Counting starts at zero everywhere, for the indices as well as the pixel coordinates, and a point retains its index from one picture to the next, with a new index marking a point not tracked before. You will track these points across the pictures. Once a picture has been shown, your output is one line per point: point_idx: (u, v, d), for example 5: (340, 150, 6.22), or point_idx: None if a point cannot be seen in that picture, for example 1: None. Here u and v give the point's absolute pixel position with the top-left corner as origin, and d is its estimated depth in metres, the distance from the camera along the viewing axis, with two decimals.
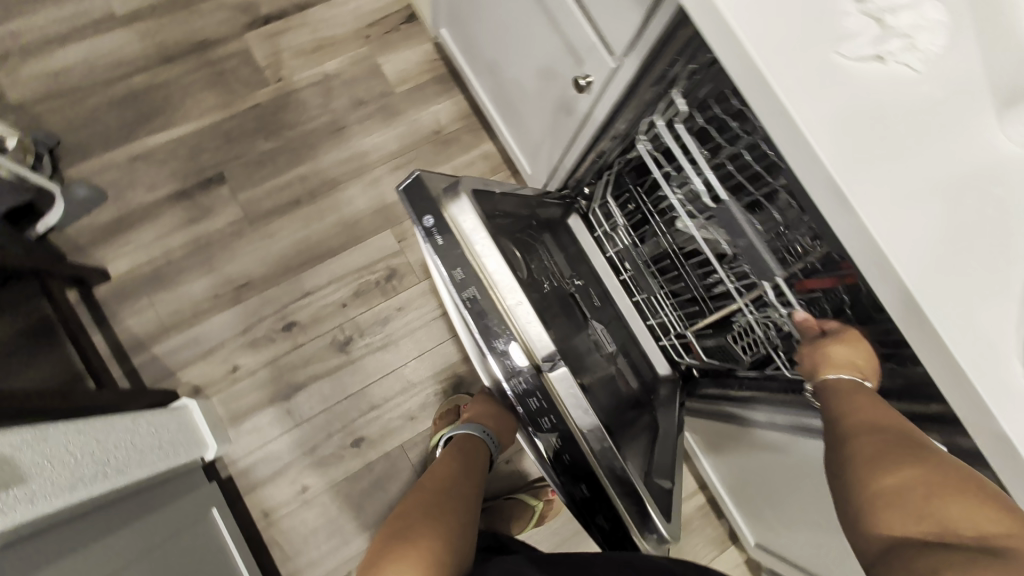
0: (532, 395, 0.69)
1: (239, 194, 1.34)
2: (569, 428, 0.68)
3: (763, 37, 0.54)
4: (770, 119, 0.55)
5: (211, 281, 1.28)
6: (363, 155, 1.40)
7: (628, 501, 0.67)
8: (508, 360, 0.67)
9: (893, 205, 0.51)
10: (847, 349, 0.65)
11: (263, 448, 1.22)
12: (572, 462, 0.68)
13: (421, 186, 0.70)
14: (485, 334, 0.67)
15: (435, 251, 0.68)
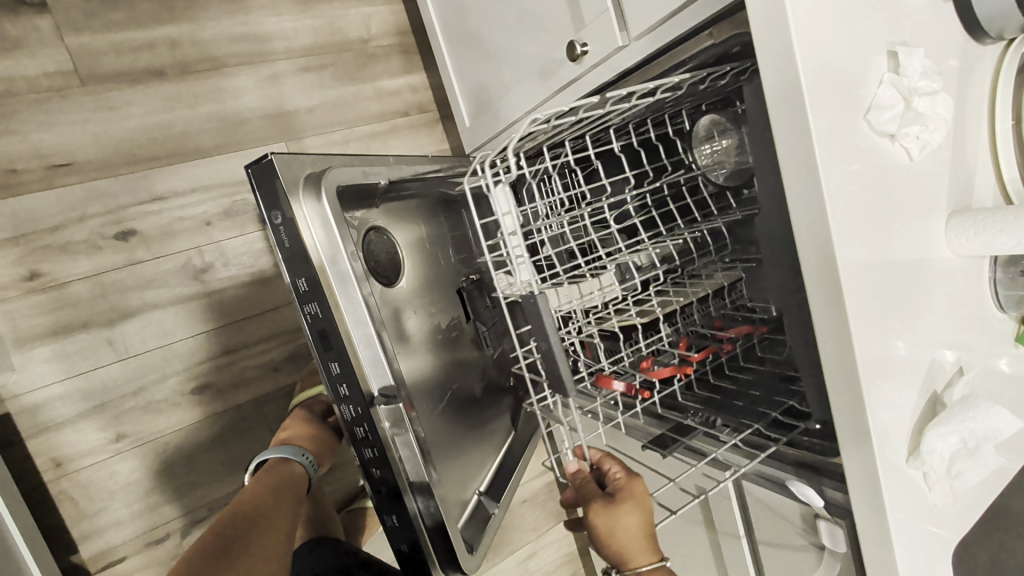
0: (359, 424, 0.64)
1: (70, 37, 0.96)
2: (390, 464, 0.64)
3: (820, 85, 0.49)
4: (790, 158, 0.51)
5: (6, 148, 0.92)
6: (263, 39, 1.11)
7: (438, 540, 0.68)
8: (341, 387, 0.63)
9: (868, 289, 0.53)
10: (639, 518, 0.64)
11: (63, 383, 0.95)
12: (387, 495, 0.67)
13: (272, 171, 0.59)
14: (323, 354, 0.62)
15: (282, 251, 0.60)
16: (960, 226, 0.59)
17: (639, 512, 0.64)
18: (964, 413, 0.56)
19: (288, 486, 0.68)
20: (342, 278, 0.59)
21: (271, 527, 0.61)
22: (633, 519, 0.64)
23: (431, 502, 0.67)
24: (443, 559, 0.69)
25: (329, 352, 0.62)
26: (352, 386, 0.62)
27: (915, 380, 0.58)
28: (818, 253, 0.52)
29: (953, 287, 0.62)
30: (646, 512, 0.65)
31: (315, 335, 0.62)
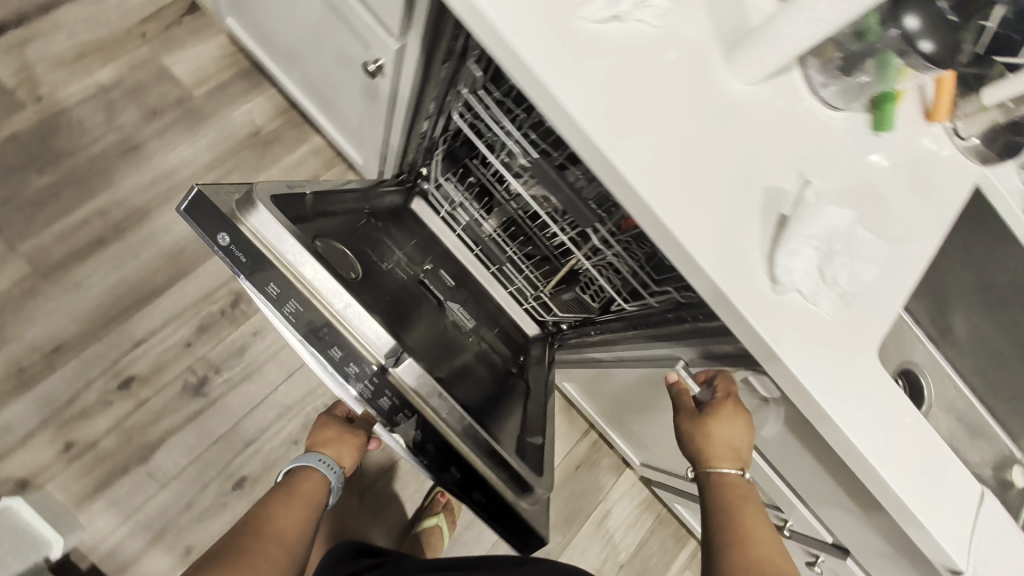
0: (381, 395, 0.70)
1: (21, 245, 1.14)
2: (424, 414, 0.70)
3: (509, 14, 0.53)
4: (526, 86, 0.54)
5: (9, 355, 1.09)
6: (171, 173, 1.26)
7: (499, 468, 0.73)
8: (349, 368, 0.69)
9: (649, 159, 0.56)
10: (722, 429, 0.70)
11: (126, 523, 1.09)
12: (437, 450, 0.71)
13: (207, 204, 0.68)
14: (319, 345, 0.69)
15: (243, 271, 0.68)
16: (736, 58, 0.60)
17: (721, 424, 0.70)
18: (799, 225, 0.57)
19: (306, 494, 0.77)
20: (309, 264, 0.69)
21: (281, 534, 0.70)
22: (719, 427, 0.69)
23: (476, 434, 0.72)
24: (514, 486, 0.74)
25: (324, 340, 0.69)
26: (360, 359, 0.69)
27: (752, 214, 0.58)
28: (592, 151, 0.55)
29: (771, 109, 0.62)
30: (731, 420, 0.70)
31: (307, 331, 0.69)
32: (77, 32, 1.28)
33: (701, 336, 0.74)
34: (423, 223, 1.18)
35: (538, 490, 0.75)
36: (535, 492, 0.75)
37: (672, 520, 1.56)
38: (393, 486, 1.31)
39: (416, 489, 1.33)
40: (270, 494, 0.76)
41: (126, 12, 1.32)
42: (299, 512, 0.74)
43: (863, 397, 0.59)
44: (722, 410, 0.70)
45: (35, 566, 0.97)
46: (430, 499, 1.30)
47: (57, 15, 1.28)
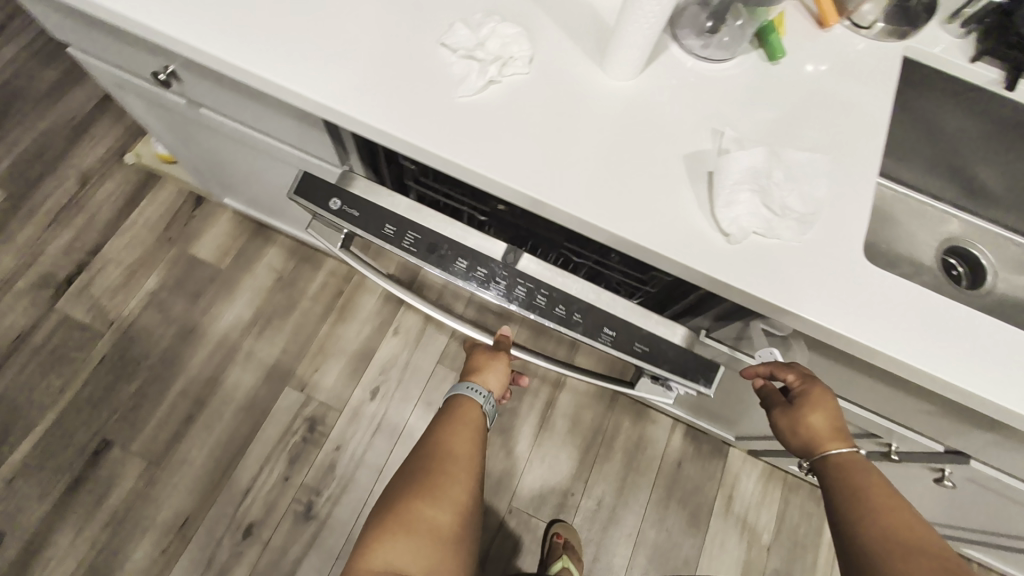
0: (516, 284, 0.71)
1: (133, 445, 1.33)
2: (563, 292, 0.71)
3: (403, 121, 0.62)
4: (438, 165, 0.63)
5: (152, 540, 1.26)
6: (226, 340, 1.44)
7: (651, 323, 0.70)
8: (478, 271, 0.70)
9: (569, 178, 0.61)
10: (822, 416, 0.61)
11: None
12: (586, 316, 0.70)
13: (310, 182, 0.75)
14: (444, 262, 0.70)
15: (356, 220, 0.72)
16: (608, 64, 0.65)
17: (818, 411, 0.61)
18: (723, 176, 0.60)
19: (465, 421, 0.77)
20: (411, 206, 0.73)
21: (457, 463, 0.71)
22: (818, 418, 0.61)
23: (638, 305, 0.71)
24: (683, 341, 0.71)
25: (446, 258, 0.71)
26: (484, 261, 0.71)
27: (682, 185, 0.62)
28: (512, 193, 0.61)
29: (663, 90, 0.66)
30: (828, 407, 0.61)
31: (425, 251, 0.71)
32: (121, 258, 1.52)
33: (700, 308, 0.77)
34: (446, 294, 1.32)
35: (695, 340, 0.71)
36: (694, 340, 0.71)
37: (803, 484, 1.46)
38: (508, 541, 1.35)
39: (530, 540, 1.35)
40: (437, 423, 0.76)
41: (152, 225, 1.56)
42: (471, 427, 0.76)
43: (867, 303, 0.58)
44: (811, 395, 0.62)
45: None
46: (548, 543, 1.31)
47: (103, 251, 1.53)
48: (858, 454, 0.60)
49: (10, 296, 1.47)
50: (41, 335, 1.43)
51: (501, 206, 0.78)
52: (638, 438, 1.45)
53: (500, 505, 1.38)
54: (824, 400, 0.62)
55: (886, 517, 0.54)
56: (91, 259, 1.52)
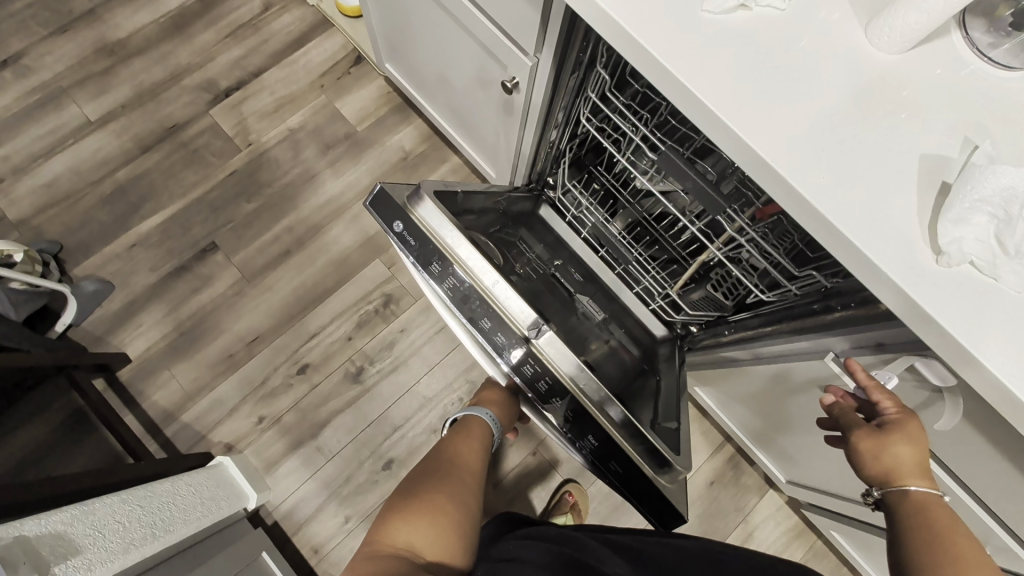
0: (525, 363, 0.74)
1: (235, 257, 1.44)
2: (564, 386, 0.73)
3: (637, 16, 0.58)
4: (652, 76, 0.59)
5: (223, 343, 1.37)
6: (340, 196, 1.50)
7: (635, 443, 0.72)
8: (496, 338, 0.74)
9: (785, 134, 0.55)
10: (911, 449, 0.59)
11: (301, 489, 1.28)
12: (576, 418, 0.73)
13: (385, 197, 0.78)
14: (472, 317, 0.75)
15: (411, 253, 0.76)
16: (875, 28, 0.57)
17: (909, 444, 0.59)
18: (964, 188, 0.52)
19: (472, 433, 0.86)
20: (465, 249, 0.75)
21: (463, 466, 0.79)
22: (906, 449, 0.59)
23: (624, 414, 0.72)
24: (652, 461, 0.73)
25: (475, 312, 0.75)
26: (505, 331, 0.74)
27: (906, 184, 0.55)
28: (718, 130, 0.57)
29: (922, 78, 0.58)
30: (917, 441, 0.59)
31: (458, 304, 0.75)
32: (276, 89, 1.60)
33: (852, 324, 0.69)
34: (551, 228, 1.26)
35: (677, 469, 0.73)
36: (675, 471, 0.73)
37: (828, 554, 1.39)
38: (522, 480, 1.37)
39: (543, 488, 1.36)
40: (448, 437, 0.85)
41: (311, 69, 1.63)
42: (475, 439, 0.84)
43: None
44: (907, 425, 0.60)
45: (239, 513, 1.14)
46: (558, 499, 1.32)
47: (263, 77, 1.62)
48: (937, 496, 0.57)
49: (177, 88, 1.59)
50: (190, 132, 1.55)
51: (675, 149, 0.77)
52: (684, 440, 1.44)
53: (527, 445, 1.38)
54: (915, 434, 0.60)
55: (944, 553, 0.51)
56: (251, 81, 1.61)
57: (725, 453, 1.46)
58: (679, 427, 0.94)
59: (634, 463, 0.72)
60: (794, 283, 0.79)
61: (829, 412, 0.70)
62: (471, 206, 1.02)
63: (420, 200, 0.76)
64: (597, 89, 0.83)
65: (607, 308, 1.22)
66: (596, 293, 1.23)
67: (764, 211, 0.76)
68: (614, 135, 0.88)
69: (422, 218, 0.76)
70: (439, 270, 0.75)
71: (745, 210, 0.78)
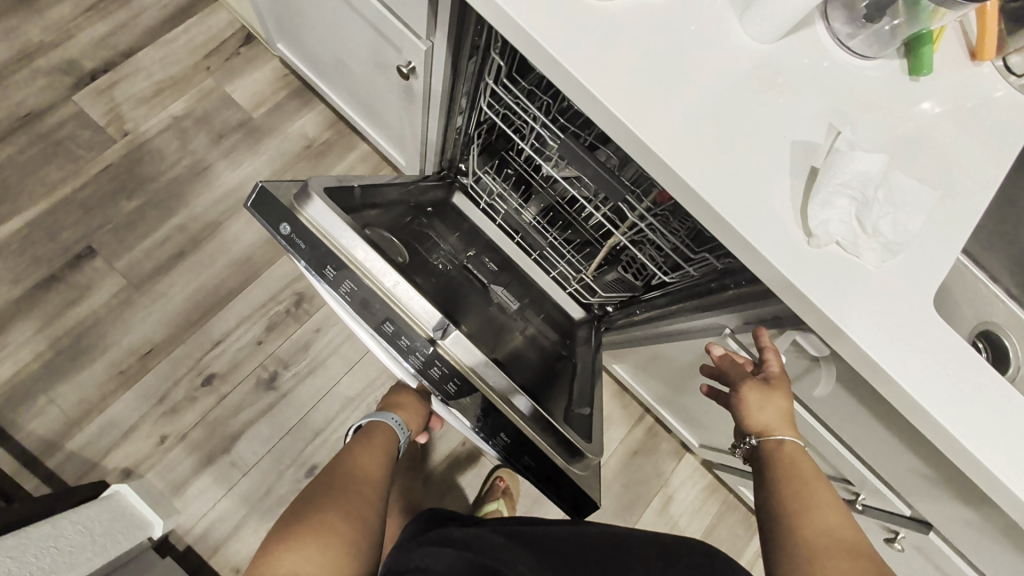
0: (432, 365, 0.73)
1: (117, 262, 1.28)
2: (473, 384, 0.73)
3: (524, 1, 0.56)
4: (541, 65, 0.58)
5: (111, 358, 1.23)
6: (238, 188, 1.38)
7: (546, 434, 0.75)
8: (400, 340, 0.72)
9: (669, 124, 0.57)
10: (782, 401, 0.64)
11: (216, 507, 1.20)
12: (487, 416, 0.74)
13: (269, 197, 0.72)
14: (373, 320, 0.72)
15: (302, 256, 0.71)
16: (749, 20, 0.59)
17: (781, 394, 0.65)
18: (830, 174, 0.55)
19: (377, 446, 0.83)
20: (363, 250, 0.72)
21: (362, 480, 0.75)
22: (782, 401, 0.64)
23: (531, 407, 0.75)
24: (562, 450, 0.76)
25: (377, 316, 0.72)
26: (409, 334, 0.72)
27: (779, 172, 0.58)
28: (609, 120, 0.57)
29: (791, 68, 0.61)
30: (788, 395, 0.65)
31: (357, 308, 0.72)
32: (153, 72, 1.43)
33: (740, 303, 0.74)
34: (465, 215, 1.25)
35: (584, 454, 0.78)
36: (582, 456, 0.77)
37: (740, 506, 1.52)
38: (453, 470, 1.36)
39: (474, 476, 1.36)
40: (347, 450, 0.80)
41: (194, 48, 1.47)
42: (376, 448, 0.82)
43: (920, 351, 0.55)
44: (780, 380, 0.66)
45: (143, 544, 1.04)
46: (490, 485, 1.33)
47: (137, 58, 1.44)
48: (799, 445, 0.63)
49: (29, 70, 1.38)
50: (50, 121, 1.36)
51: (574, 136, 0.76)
52: (609, 414, 1.51)
53: (456, 436, 1.37)
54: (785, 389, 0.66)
55: (819, 511, 0.55)
56: (122, 62, 1.43)
57: (647, 423, 1.53)
58: (591, 412, 0.98)
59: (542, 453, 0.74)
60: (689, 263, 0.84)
61: (720, 364, 0.72)
62: (374, 198, 0.96)
63: (309, 199, 0.72)
64: (496, 76, 0.81)
65: (523, 295, 1.23)
66: (512, 280, 1.24)
67: (660, 198, 0.80)
68: (517, 122, 0.87)
69: (312, 220, 0.71)
70: (333, 275, 0.71)
71: (646, 195, 0.80)
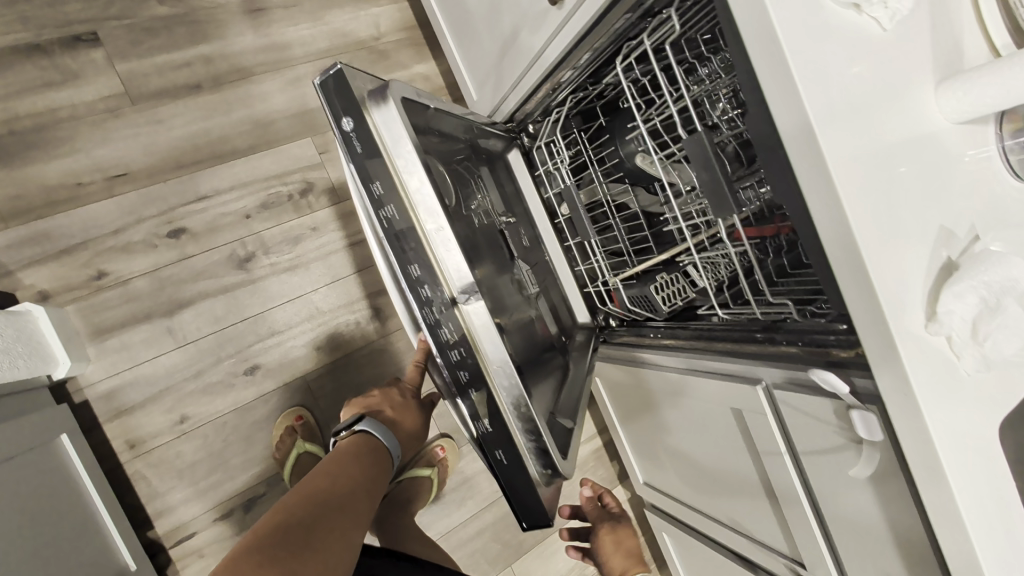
0: (442, 325, 0.65)
1: (119, 65, 1.07)
2: (477, 361, 0.65)
3: None
4: (752, 44, 0.55)
5: (71, 165, 1.03)
6: (285, 47, 1.21)
7: (527, 436, 0.67)
8: (421, 289, 0.63)
9: (852, 155, 0.54)
10: None
11: (132, 371, 1.05)
12: (478, 395, 0.66)
13: (342, 82, 0.60)
14: (403, 259, 0.63)
15: (354, 160, 0.61)
16: (945, 88, 0.58)
17: None
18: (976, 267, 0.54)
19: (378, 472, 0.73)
20: (419, 178, 0.61)
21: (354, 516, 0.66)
22: None
23: (526, 408, 0.66)
24: (538, 458, 0.69)
25: (407, 256, 0.63)
26: (434, 286, 0.63)
27: (923, 248, 0.56)
28: (795, 118, 0.54)
29: (958, 156, 0.60)
30: None
31: (390, 240, 0.62)
32: None
33: (779, 363, 0.76)
34: (515, 177, 1.17)
35: (558, 472, 0.70)
36: (555, 473, 0.69)
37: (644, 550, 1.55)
38: None
39: None
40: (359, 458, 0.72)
41: None
42: (376, 472, 0.72)
43: (979, 472, 0.56)
44: None
45: (37, 380, 0.89)
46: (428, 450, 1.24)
47: None
48: None
49: None
50: None
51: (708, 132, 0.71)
52: None
53: None
54: None
55: None
56: None
57: (594, 445, 1.52)
58: (574, 427, 0.90)
59: (518, 453, 0.67)
60: (758, 308, 0.80)
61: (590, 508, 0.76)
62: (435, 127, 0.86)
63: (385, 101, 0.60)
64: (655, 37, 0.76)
65: (543, 280, 1.14)
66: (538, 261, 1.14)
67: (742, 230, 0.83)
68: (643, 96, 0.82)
69: (379, 128, 0.60)
70: (377, 195, 0.61)
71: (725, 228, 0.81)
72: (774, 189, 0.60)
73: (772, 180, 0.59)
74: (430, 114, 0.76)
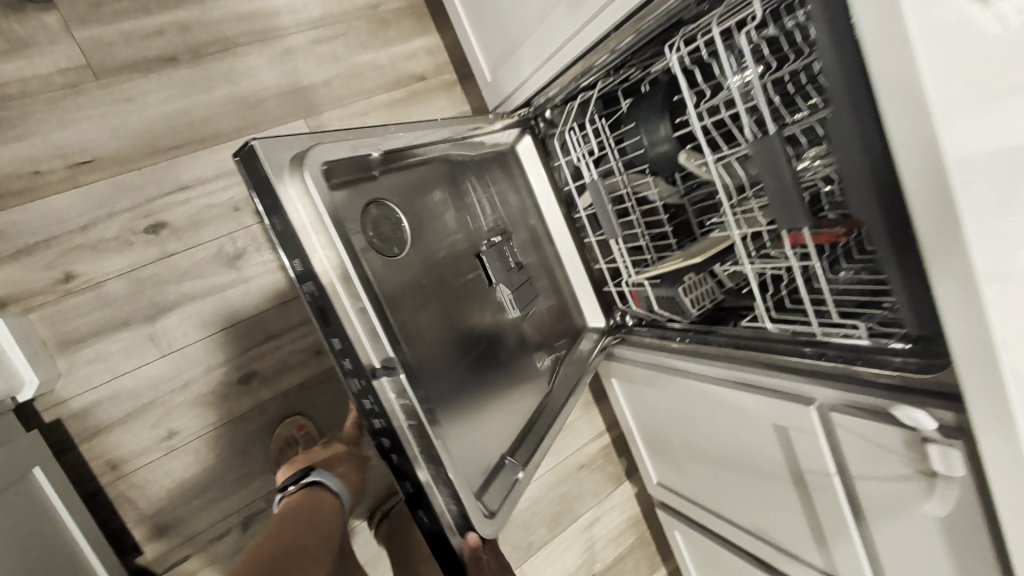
0: (366, 396, 0.66)
1: (79, 32, 0.92)
2: (397, 430, 0.65)
3: None
4: (877, 46, 0.47)
5: (27, 150, 0.89)
6: (273, 13, 1.06)
7: (448, 500, 0.68)
8: (342, 358, 0.65)
9: (982, 180, 0.48)
10: None
11: (111, 384, 0.94)
12: (398, 462, 0.68)
13: (257, 160, 0.59)
14: (326, 330, 0.65)
15: (275, 238, 0.62)
16: None
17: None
18: None
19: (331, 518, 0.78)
20: (337, 250, 0.61)
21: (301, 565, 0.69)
22: None
23: (447, 476, 0.67)
24: (460, 524, 0.69)
25: (330, 329, 0.63)
26: (354, 360, 0.64)
27: None
28: (913, 134, 0.48)
29: None
30: None
31: (317, 311, 0.64)
32: None
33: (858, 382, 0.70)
34: (525, 170, 1.08)
35: (483, 534, 0.70)
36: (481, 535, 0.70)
37: (650, 544, 1.54)
38: None
39: None
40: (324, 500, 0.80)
41: None
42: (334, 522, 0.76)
43: None
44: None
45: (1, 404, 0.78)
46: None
47: None
48: None
49: None
50: None
51: (780, 132, 0.63)
52: (573, 421, 1.43)
53: None
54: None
55: None
56: None
57: (603, 442, 1.48)
58: (542, 449, 0.89)
59: (439, 520, 0.67)
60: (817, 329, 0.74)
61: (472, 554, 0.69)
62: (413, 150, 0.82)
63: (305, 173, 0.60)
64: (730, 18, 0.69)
65: (546, 294, 1.08)
66: (542, 262, 1.08)
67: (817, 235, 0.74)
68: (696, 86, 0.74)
69: (288, 196, 0.59)
70: (297, 272, 0.62)
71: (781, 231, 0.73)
72: (870, 206, 0.55)
73: (874, 194, 0.54)
74: (372, 164, 0.73)
